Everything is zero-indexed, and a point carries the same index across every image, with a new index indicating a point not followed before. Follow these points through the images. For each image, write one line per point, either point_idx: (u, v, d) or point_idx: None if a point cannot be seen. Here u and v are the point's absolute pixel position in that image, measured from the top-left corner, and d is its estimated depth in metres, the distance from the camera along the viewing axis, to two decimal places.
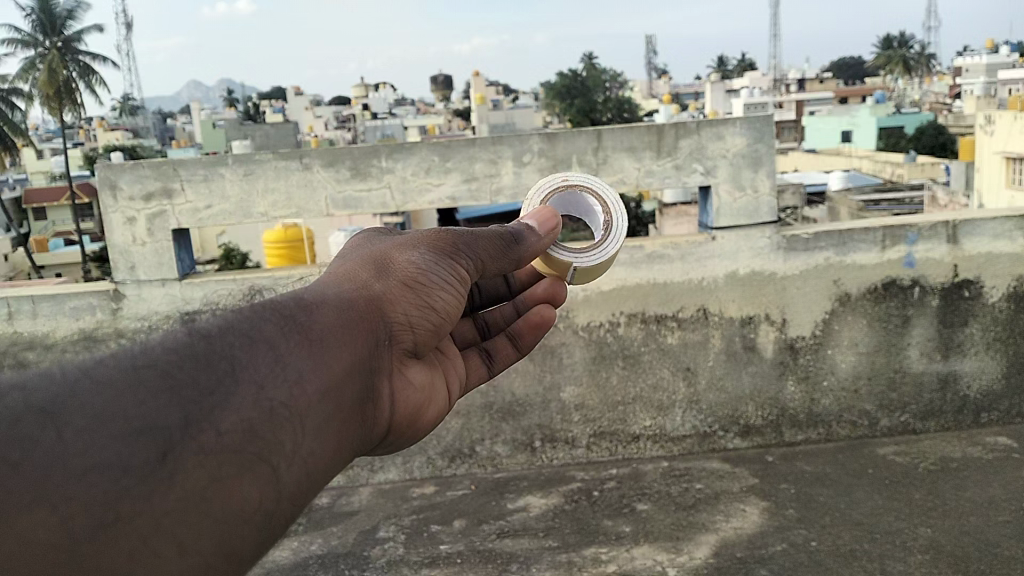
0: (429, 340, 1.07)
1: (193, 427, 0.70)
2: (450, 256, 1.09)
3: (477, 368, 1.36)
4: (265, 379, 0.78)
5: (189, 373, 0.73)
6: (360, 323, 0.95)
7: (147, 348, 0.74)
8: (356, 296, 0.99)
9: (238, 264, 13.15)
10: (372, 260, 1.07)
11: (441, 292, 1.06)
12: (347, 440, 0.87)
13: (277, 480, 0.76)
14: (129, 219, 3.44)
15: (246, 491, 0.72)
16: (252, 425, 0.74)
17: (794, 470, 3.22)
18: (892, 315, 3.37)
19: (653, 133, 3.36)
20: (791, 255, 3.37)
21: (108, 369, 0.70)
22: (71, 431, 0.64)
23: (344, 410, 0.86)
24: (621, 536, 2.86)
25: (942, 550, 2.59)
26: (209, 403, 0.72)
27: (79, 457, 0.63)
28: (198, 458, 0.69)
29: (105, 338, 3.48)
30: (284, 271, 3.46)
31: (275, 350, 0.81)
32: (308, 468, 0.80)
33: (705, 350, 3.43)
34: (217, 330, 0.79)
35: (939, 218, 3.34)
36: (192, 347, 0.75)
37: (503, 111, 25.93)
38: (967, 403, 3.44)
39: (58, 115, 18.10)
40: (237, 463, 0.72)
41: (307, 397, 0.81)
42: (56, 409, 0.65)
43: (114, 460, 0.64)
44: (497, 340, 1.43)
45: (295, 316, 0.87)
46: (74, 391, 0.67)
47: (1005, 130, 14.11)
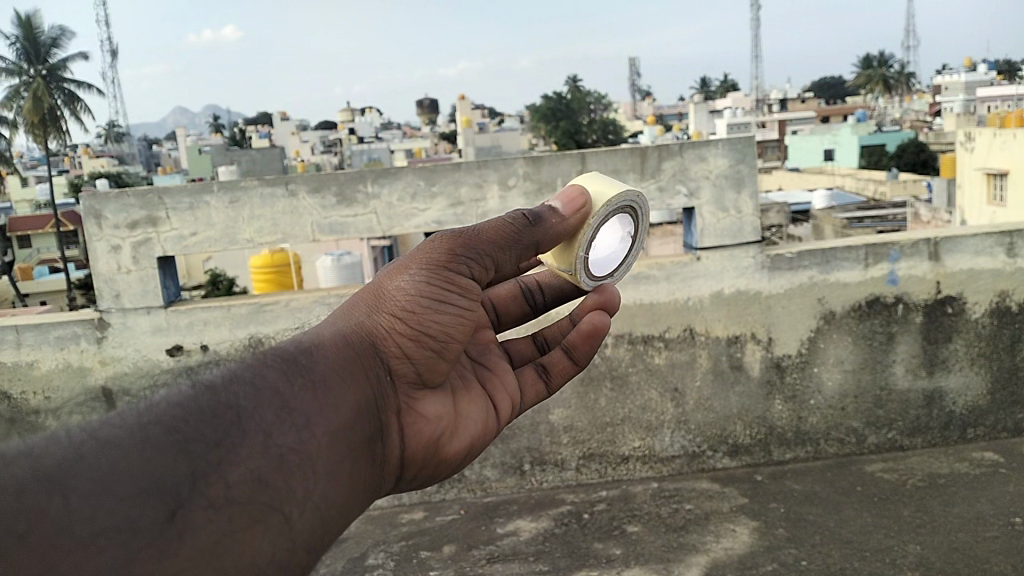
0: (434, 365, 1.14)
1: (202, 481, 0.78)
2: (440, 271, 1.13)
3: (533, 385, 1.39)
4: (271, 427, 0.87)
5: (195, 427, 0.81)
6: (354, 363, 1.05)
7: (153, 407, 0.83)
8: (347, 338, 1.08)
9: (226, 290, 13.01)
10: (370, 292, 1.16)
11: (433, 316, 1.11)
12: (359, 478, 0.97)
13: (290, 529, 0.84)
14: (113, 247, 3.41)
15: (259, 542, 0.81)
16: (260, 475, 0.83)
17: (783, 489, 3.22)
18: (877, 333, 3.40)
19: (636, 155, 3.39)
20: (775, 274, 3.40)
21: (113, 431, 0.77)
22: (77, 497, 0.70)
23: (355, 450, 0.97)
24: (612, 559, 2.85)
25: (932, 567, 2.59)
26: (217, 455, 0.80)
27: (87, 524, 0.69)
28: (208, 512, 0.77)
29: (89, 367, 3.47)
30: (271, 298, 3.45)
31: (280, 397, 0.91)
32: (319, 513, 0.89)
33: (692, 370, 3.44)
34: (222, 384, 0.89)
35: (921, 236, 3.38)
36: (198, 402, 0.85)
37: (490, 133, 25.99)
38: (954, 419, 3.46)
39: (43, 142, 18.00)
40: (248, 515, 0.80)
41: (316, 440, 0.91)
42: (62, 476, 0.71)
43: (123, 523, 0.70)
44: (554, 354, 1.42)
45: (297, 360, 0.99)
46: (82, 457, 0.73)
47: (986, 147, 14.28)
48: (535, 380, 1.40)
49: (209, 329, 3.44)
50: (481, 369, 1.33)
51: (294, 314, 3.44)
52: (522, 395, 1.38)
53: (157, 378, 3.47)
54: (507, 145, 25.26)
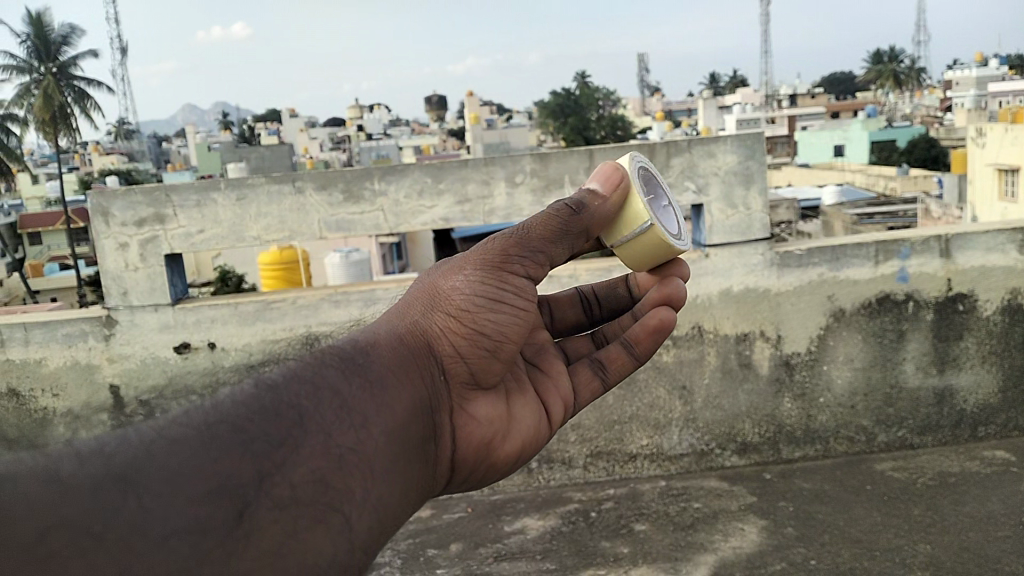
0: (488, 367, 1.11)
1: (267, 481, 0.74)
2: (497, 272, 1.11)
3: (588, 384, 1.35)
4: (332, 428, 0.84)
5: (259, 426, 0.78)
6: (409, 362, 1.02)
7: (217, 404, 0.79)
8: (403, 338, 1.05)
9: (234, 287, 13.05)
10: (422, 292, 1.13)
11: (490, 317, 1.09)
12: (414, 481, 0.93)
13: (350, 530, 0.80)
14: (120, 245, 3.41)
15: (322, 543, 0.76)
16: (322, 476, 0.79)
17: (792, 487, 3.21)
18: (887, 330, 3.37)
19: (644, 152, 3.36)
20: (784, 272, 3.37)
21: (182, 429, 0.74)
22: (149, 496, 0.67)
23: (410, 451, 0.93)
24: (620, 558, 2.83)
25: (942, 567, 2.57)
26: (281, 454, 0.77)
27: (159, 524, 0.66)
28: (273, 513, 0.73)
29: (97, 364, 3.48)
30: (277, 295, 3.45)
31: (339, 397, 0.88)
32: (379, 514, 0.85)
33: (700, 368, 3.42)
34: (282, 383, 0.85)
35: (932, 233, 3.35)
36: (261, 401, 0.81)
37: (496, 130, 25.95)
38: (965, 417, 3.43)
39: (52, 139, 18.10)
40: (311, 515, 0.76)
41: (374, 440, 0.88)
42: (134, 474, 0.68)
43: (193, 523, 0.67)
44: (612, 349, 1.37)
45: (355, 360, 0.95)
46: (152, 455, 0.70)
47: (996, 143, 14.17)
48: (591, 377, 1.36)
49: (216, 326, 3.44)
50: (534, 369, 1.32)
51: (301, 311, 3.44)
52: (576, 393, 1.34)
53: (164, 375, 3.49)
54: (513, 142, 25.29)
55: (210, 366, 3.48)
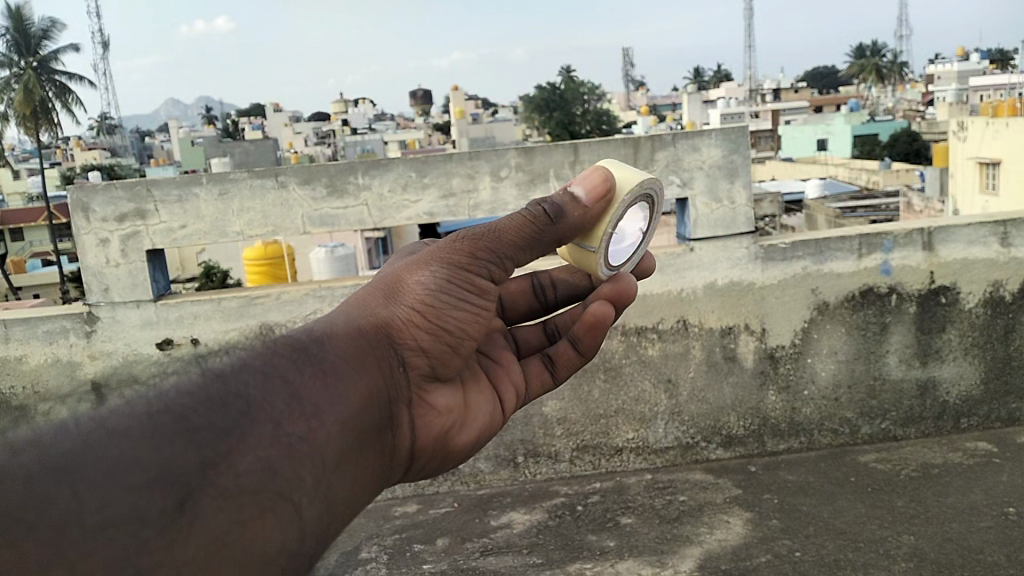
0: (448, 360, 1.12)
1: (212, 471, 0.73)
2: (463, 270, 1.11)
3: (538, 376, 1.40)
4: (282, 416, 0.83)
5: (205, 416, 0.76)
6: (369, 353, 1.02)
7: (161, 393, 0.77)
8: (364, 329, 1.05)
9: (220, 283, 12.94)
10: (384, 284, 1.13)
11: (453, 314, 1.09)
12: (366, 470, 0.94)
13: (299, 518, 0.81)
14: (101, 240, 3.37)
15: (268, 531, 0.77)
16: (271, 465, 0.79)
17: (777, 479, 3.22)
18: (871, 323, 3.39)
19: (629, 146, 3.36)
20: (769, 265, 3.38)
21: (123, 418, 0.72)
22: (86, 486, 0.66)
23: (363, 440, 0.94)
24: (606, 551, 2.84)
25: (926, 558, 2.59)
26: (228, 444, 0.76)
27: (95, 515, 0.65)
28: (217, 502, 0.73)
29: (79, 361, 3.44)
30: (261, 291, 3.43)
31: (290, 386, 0.87)
32: (328, 501, 0.86)
33: (685, 361, 3.42)
34: (230, 372, 0.84)
35: (914, 226, 3.37)
36: (208, 391, 0.79)
37: (483, 124, 25.88)
38: (947, 409, 3.46)
39: (34, 135, 17.87)
40: (258, 504, 0.77)
41: (326, 430, 0.88)
42: (70, 465, 0.66)
43: (132, 514, 0.67)
44: (559, 345, 1.41)
45: (309, 350, 0.95)
46: (90, 444, 0.68)
47: (978, 137, 14.29)
48: (541, 371, 1.41)
49: (199, 322, 3.41)
50: (487, 359, 1.32)
51: (285, 306, 3.41)
52: (527, 385, 1.38)
53: (147, 372, 3.45)
54: (501, 137, 25.24)
55: (194, 363, 3.45)
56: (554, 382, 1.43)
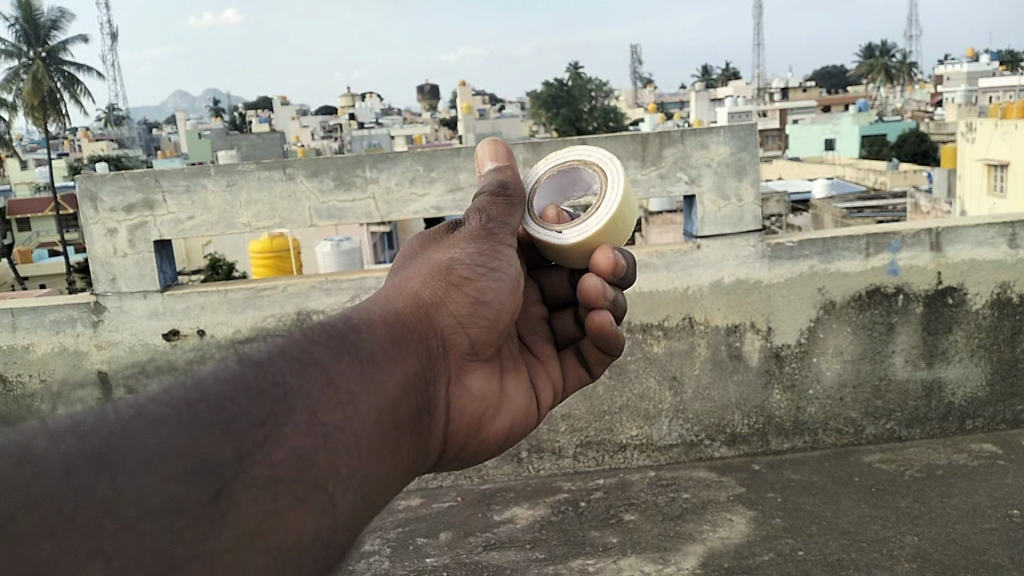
0: (485, 338, 1.16)
1: (246, 460, 0.73)
2: (489, 242, 1.18)
3: (575, 373, 1.45)
4: (318, 405, 0.83)
5: (241, 403, 0.76)
6: (411, 333, 1.04)
7: (198, 380, 0.78)
8: (404, 306, 1.07)
9: (225, 275, 12.96)
10: (418, 270, 1.14)
11: (490, 285, 1.15)
12: (403, 459, 0.93)
13: (333, 508, 0.80)
14: (109, 231, 3.38)
15: (303, 522, 0.76)
16: (305, 454, 0.78)
17: (781, 478, 3.22)
18: (877, 323, 3.38)
19: (637, 142, 3.35)
20: (776, 264, 3.38)
21: (161, 407, 0.73)
22: (125, 477, 0.66)
23: (401, 428, 0.93)
24: (609, 548, 2.84)
25: (929, 559, 2.59)
26: (263, 433, 0.76)
27: (132, 506, 0.65)
28: (251, 493, 0.73)
29: (86, 351, 3.45)
30: (268, 283, 3.43)
31: (327, 372, 0.87)
32: (364, 492, 0.84)
33: (691, 358, 3.42)
34: (268, 359, 0.84)
35: (923, 226, 3.36)
36: (244, 377, 0.80)
37: (489, 120, 25.85)
38: (952, 410, 3.45)
39: (41, 125, 17.90)
40: (292, 495, 0.76)
41: (362, 418, 0.87)
42: (110, 454, 0.67)
43: (167, 506, 0.67)
44: (587, 346, 1.46)
45: (346, 336, 0.94)
46: (129, 433, 0.69)
47: (986, 138, 14.23)
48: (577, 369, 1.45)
49: (205, 314, 3.42)
50: (528, 355, 1.38)
51: (291, 299, 3.42)
52: (563, 380, 1.43)
53: (153, 362, 3.46)
54: (506, 132, 25.22)
55: (199, 354, 3.46)
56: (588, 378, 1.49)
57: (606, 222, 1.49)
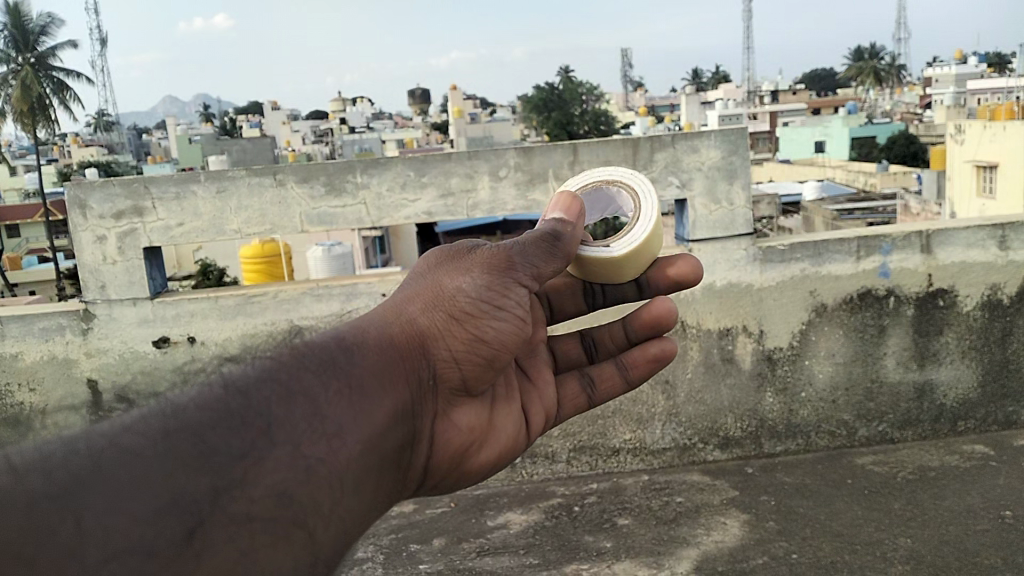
0: (478, 373, 1.13)
1: (224, 497, 0.74)
2: (504, 278, 1.12)
3: (575, 397, 1.50)
4: (302, 437, 0.83)
5: (221, 436, 0.77)
6: (401, 365, 1.02)
7: (179, 409, 0.78)
8: (397, 332, 1.05)
9: (216, 280, 12.90)
10: (421, 291, 1.11)
11: (492, 323, 1.10)
12: (384, 490, 0.94)
13: (314, 543, 0.81)
14: (98, 238, 3.36)
15: (281, 559, 0.77)
16: (286, 489, 0.79)
17: (774, 481, 3.22)
18: (869, 325, 3.39)
19: (629, 146, 3.35)
20: (767, 267, 3.38)
21: (136, 439, 0.74)
22: (89, 516, 0.68)
23: (384, 462, 0.93)
24: (603, 552, 2.83)
25: (923, 561, 2.59)
26: (242, 468, 0.76)
27: (97, 546, 0.67)
28: (227, 530, 0.74)
29: (75, 358, 3.43)
30: (259, 289, 3.42)
31: (316, 403, 0.86)
32: (346, 526, 0.85)
33: (683, 362, 3.42)
34: (253, 386, 0.83)
35: (912, 229, 3.37)
36: (228, 406, 0.80)
37: (481, 124, 25.85)
38: (944, 411, 3.46)
39: (31, 130, 17.78)
40: (271, 531, 0.77)
41: (348, 450, 0.87)
42: (74, 493, 0.68)
43: (137, 544, 0.68)
44: (605, 369, 1.53)
45: (339, 362, 0.93)
46: (98, 468, 0.71)
47: (975, 140, 14.31)
48: (579, 393, 1.50)
49: (196, 321, 3.40)
50: (523, 379, 1.41)
51: (282, 305, 3.40)
52: (558, 403, 1.47)
53: (143, 370, 3.44)
54: (498, 136, 25.22)
55: (190, 361, 3.43)
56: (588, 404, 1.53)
57: (651, 231, 1.55)
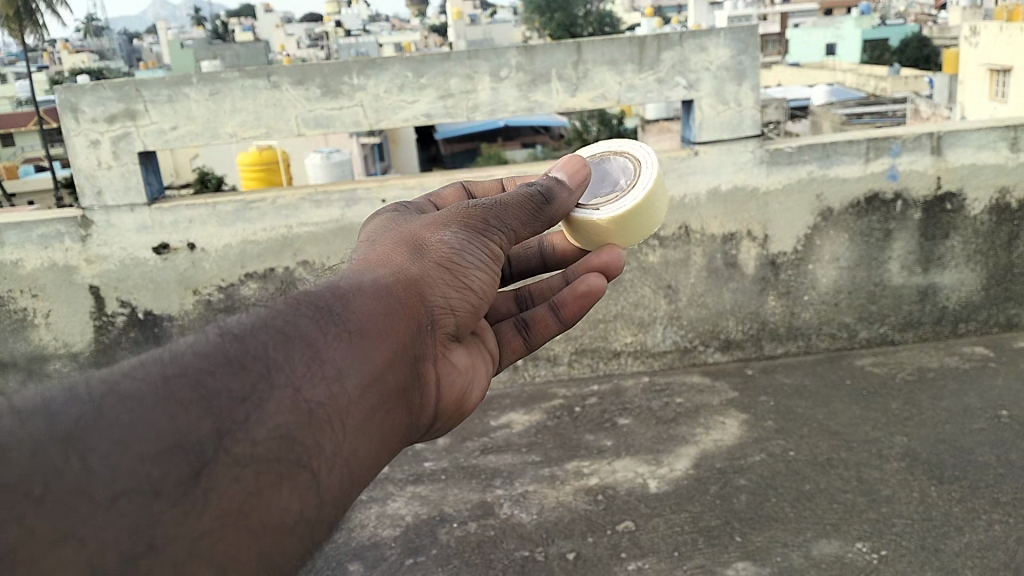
0: (468, 321, 1.07)
1: (228, 438, 0.68)
2: (484, 229, 1.09)
3: (511, 339, 1.31)
4: (301, 381, 0.77)
5: (222, 379, 0.71)
6: (401, 310, 0.95)
7: (176, 354, 0.72)
8: (394, 279, 0.98)
9: (214, 188, 12.82)
10: (403, 242, 1.07)
11: (478, 271, 1.06)
12: (388, 434, 0.88)
13: (317, 485, 0.75)
14: (92, 142, 3.28)
15: (286, 501, 0.72)
16: (288, 432, 0.73)
17: (773, 382, 3.26)
18: (874, 229, 3.36)
19: (634, 45, 3.23)
20: (774, 170, 3.32)
21: (136, 382, 0.68)
22: (96, 456, 0.61)
23: (386, 403, 0.87)
24: (603, 450, 2.90)
25: (918, 458, 2.65)
26: (244, 411, 0.70)
27: (106, 487, 0.61)
28: (234, 472, 0.68)
29: (76, 265, 3.41)
30: (257, 194, 3.37)
31: (311, 346, 0.80)
32: (350, 469, 0.80)
33: (686, 267, 3.41)
34: (249, 332, 0.77)
35: (923, 130, 3.30)
36: (224, 351, 0.73)
37: (481, 26, 25.09)
38: (946, 314, 3.47)
39: (17, 34, 17.33)
40: (275, 473, 0.71)
41: (346, 393, 0.81)
42: (80, 434, 0.62)
43: (145, 483, 0.62)
44: (538, 311, 1.33)
45: (331, 308, 0.86)
46: (102, 410, 0.64)
47: (990, 41, 13.89)
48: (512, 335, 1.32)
49: (195, 226, 3.38)
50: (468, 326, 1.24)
51: (281, 211, 3.37)
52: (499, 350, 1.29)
53: (144, 275, 3.44)
54: (499, 39, 24.52)
55: (190, 267, 3.43)
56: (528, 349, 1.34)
57: None
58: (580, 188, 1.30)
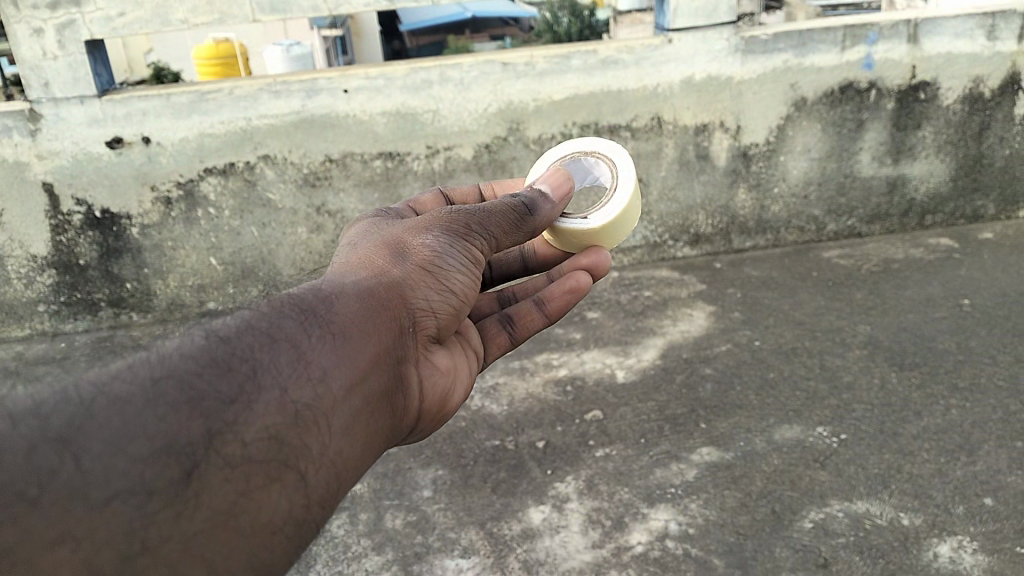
0: (449, 323, 1.16)
1: (216, 440, 0.76)
2: (464, 234, 1.18)
3: (496, 336, 1.41)
4: (288, 383, 0.85)
5: (209, 381, 0.80)
6: (382, 312, 1.03)
7: (164, 357, 0.81)
8: (378, 282, 1.07)
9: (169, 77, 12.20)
10: (386, 246, 1.16)
11: (457, 274, 1.15)
12: (373, 437, 0.96)
13: (304, 484, 0.83)
14: (35, 30, 3.06)
15: (275, 499, 0.79)
16: (276, 432, 0.81)
17: (740, 275, 3.29)
18: (847, 119, 3.32)
19: None
20: (749, 58, 3.21)
21: (125, 385, 0.76)
22: (89, 457, 0.70)
23: (371, 406, 0.96)
24: (573, 343, 2.93)
25: (880, 345, 2.71)
26: (231, 412, 0.79)
27: (100, 487, 0.69)
28: (223, 472, 0.76)
29: (26, 161, 3.25)
30: (212, 85, 3.21)
31: (297, 349, 0.89)
32: (335, 469, 0.88)
33: (658, 160, 3.36)
34: (235, 335, 0.86)
35: (901, 17, 3.21)
36: (212, 354, 0.83)
37: None
38: (914, 206, 3.49)
39: None
40: (264, 473, 0.79)
41: (331, 393, 0.89)
42: (73, 435, 0.70)
43: (137, 485, 0.70)
44: (523, 306, 1.43)
45: (315, 312, 0.95)
46: (93, 414, 0.72)
47: None
48: (498, 332, 1.41)
49: (148, 119, 3.23)
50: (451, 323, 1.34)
51: (238, 103, 3.22)
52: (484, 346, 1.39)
53: (101, 171, 3.29)
54: None
55: (147, 163, 3.30)
56: (511, 344, 1.44)
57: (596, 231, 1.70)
58: (566, 199, 1.43)
